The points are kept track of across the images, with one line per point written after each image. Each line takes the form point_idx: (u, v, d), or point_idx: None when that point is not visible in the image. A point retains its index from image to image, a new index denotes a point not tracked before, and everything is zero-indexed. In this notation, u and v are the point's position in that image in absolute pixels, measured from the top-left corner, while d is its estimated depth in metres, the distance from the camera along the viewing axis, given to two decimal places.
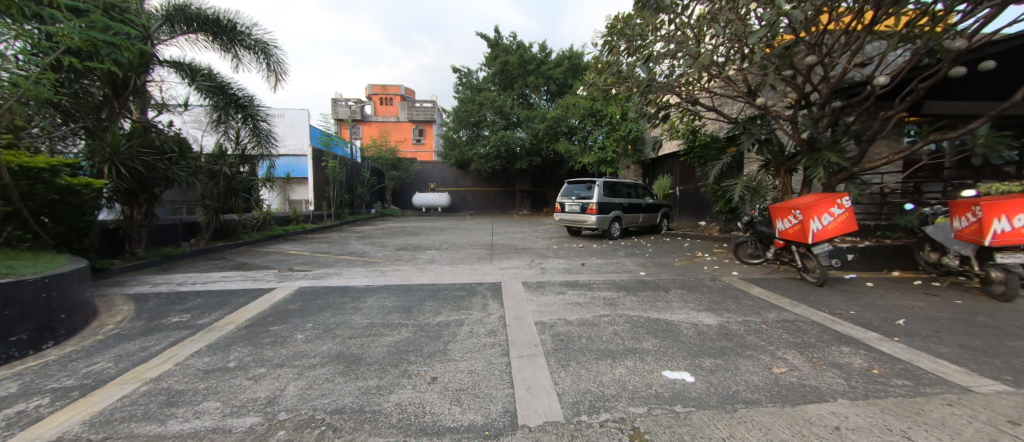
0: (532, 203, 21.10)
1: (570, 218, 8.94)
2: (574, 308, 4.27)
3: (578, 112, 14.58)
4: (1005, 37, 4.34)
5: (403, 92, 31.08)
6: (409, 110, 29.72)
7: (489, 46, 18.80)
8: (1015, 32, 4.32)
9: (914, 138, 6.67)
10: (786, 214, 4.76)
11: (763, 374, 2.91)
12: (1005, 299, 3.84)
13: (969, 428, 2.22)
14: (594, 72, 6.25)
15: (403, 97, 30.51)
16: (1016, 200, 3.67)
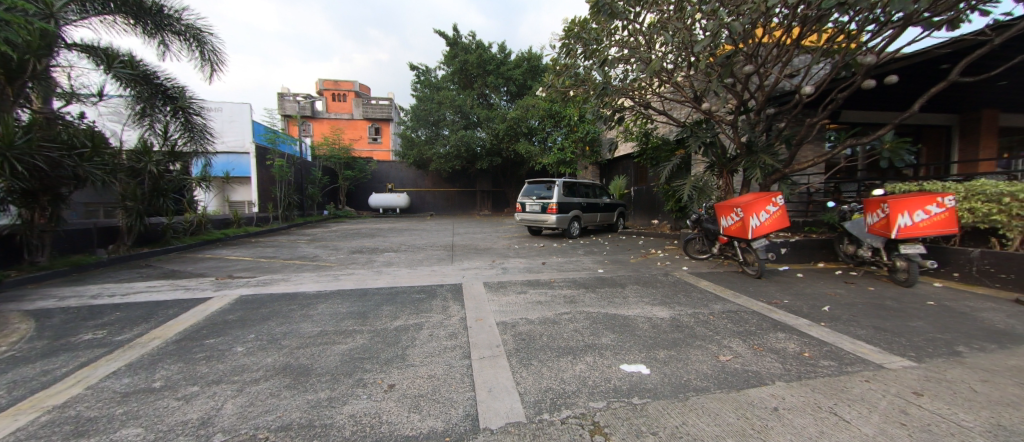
0: (493, 203, 21.10)
1: (531, 218, 9.02)
2: (535, 307, 4.29)
3: (536, 113, 14.80)
4: (904, 55, 4.96)
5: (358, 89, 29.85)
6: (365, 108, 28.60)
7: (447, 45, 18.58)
8: (912, 51, 4.95)
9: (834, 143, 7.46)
10: (729, 212, 5.12)
11: (711, 362, 3.08)
12: (907, 284, 4.39)
13: (884, 401, 2.49)
14: (552, 74, 6.44)
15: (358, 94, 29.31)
16: (913, 197, 4.21)
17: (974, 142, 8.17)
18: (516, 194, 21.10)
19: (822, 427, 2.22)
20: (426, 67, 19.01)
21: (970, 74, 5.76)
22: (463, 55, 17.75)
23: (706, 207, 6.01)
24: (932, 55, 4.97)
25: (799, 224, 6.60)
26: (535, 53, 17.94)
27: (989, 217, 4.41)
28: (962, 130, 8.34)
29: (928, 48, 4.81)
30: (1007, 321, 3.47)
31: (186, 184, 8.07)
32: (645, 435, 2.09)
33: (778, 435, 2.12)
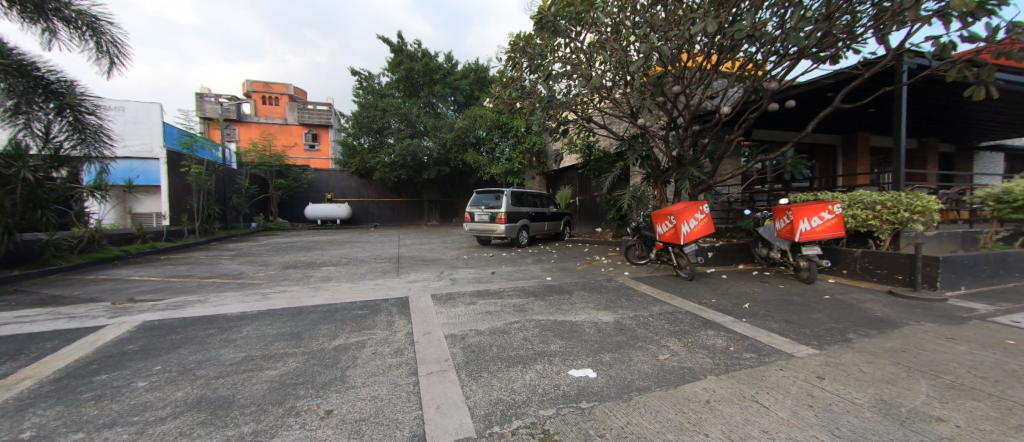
0: (441, 213, 20.82)
1: (480, 228, 8.99)
2: (484, 318, 4.23)
3: (485, 123, 14.94)
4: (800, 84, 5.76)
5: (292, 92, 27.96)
6: (302, 112, 26.70)
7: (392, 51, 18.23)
8: (805, 80, 5.76)
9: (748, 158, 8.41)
10: (663, 219, 5.52)
11: (652, 362, 3.25)
12: (808, 281, 5.02)
13: (795, 387, 2.80)
14: (499, 85, 6.55)
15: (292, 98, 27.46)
16: (811, 205, 4.86)
17: (854, 159, 9.70)
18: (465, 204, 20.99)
19: (746, 414, 2.44)
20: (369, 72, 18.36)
21: (849, 102, 6.84)
22: (409, 62, 17.47)
23: (644, 215, 6.39)
24: (821, 85, 5.82)
25: (722, 230, 7.37)
26: (482, 64, 18.23)
27: (867, 221, 5.21)
28: (844, 148, 9.86)
29: (817, 79, 5.63)
30: (884, 309, 4.10)
31: (75, 194, 6.99)
32: (592, 438, 2.13)
33: (711, 427, 2.28)
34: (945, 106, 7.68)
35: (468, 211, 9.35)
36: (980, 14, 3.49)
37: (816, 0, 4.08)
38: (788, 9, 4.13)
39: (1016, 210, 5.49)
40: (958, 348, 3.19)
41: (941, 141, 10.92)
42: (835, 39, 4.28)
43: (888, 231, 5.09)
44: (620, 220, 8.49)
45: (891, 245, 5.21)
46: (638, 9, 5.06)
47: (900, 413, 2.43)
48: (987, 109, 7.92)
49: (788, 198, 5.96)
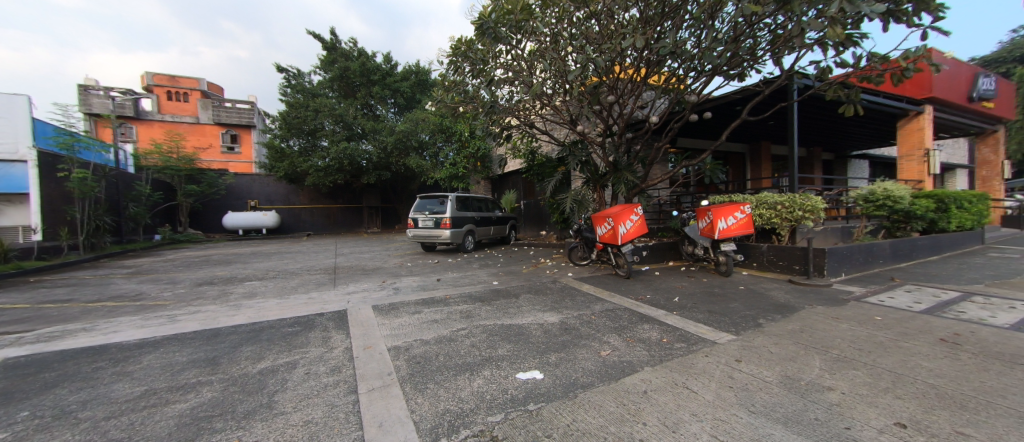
0: (381, 220, 20.27)
1: (424, 234, 8.75)
2: (429, 326, 4.09)
3: (427, 126, 14.66)
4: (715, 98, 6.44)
5: (204, 88, 25.02)
6: (216, 110, 23.79)
7: (325, 49, 17.19)
8: (719, 95, 6.47)
9: (675, 164, 9.20)
10: (602, 222, 5.80)
11: (595, 358, 3.37)
12: (726, 274, 5.59)
13: (718, 371, 3.09)
14: (441, 89, 6.50)
15: (205, 94, 24.56)
16: (728, 206, 5.44)
17: (759, 165, 11.08)
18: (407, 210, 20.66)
19: (678, 401, 2.62)
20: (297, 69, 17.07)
21: (755, 115, 7.79)
22: (343, 61, 16.57)
23: (585, 218, 6.68)
24: (731, 99, 6.56)
25: (655, 230, 7.97)
26: (422, 67, 17.86)
27: (771, 220, 5.93)
28: (751, 156, 11.22)
29: (729, 94, 6.33)
30: (787, 296, 4.70)
31: None
32: (540, 440, 2.15)
33: (648, 416, 2.43)
34: (827, 121, 9.09)
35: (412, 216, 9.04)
36: (847, 45, 4.18)
37: (725, 24, 4.59)
38: (703, 30, 4.60)
39: (878, 208, 6.62)
40: (842, 326, 3.76)
41: (823, 150, 12.92)
42: (741, 59, 4.85)
43: (786, 228, 5.84)
44: (562, 223, 8.80)
45: (789, 239, 5.98)
46: (574, 21, 5.30)
47: (802, 387, 2.78)
48: (856, 124, 9.51)
49: (709, 200, 6.61)
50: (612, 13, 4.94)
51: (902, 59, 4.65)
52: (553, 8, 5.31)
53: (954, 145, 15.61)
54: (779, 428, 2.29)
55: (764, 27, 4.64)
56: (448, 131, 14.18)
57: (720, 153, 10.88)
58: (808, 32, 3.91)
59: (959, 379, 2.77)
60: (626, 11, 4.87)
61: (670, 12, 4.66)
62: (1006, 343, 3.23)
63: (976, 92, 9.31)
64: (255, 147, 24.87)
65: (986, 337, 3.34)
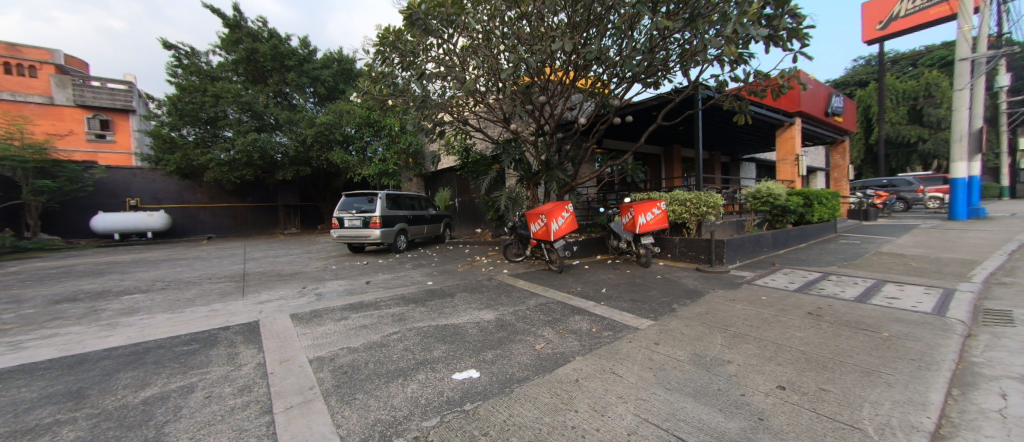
0: (301, 220, 18.80)
1: (351, 234, 8.19)
2: (357, 333, 3.82)
3: (352, 119, 13.54)
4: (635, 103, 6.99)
5: (60, 61, 20.50)
6: (77, 89, 19.49)
7: (226, 26, 15.09)
8: (638, 100, 7.03)
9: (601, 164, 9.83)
10: (535, 218, 5.98)
11: (530, 353, 3.45)
12: (645, 265, 6.12)
13: (641, 354, 3.35)
14: (367, 80, 6.15)
15: (61, 69, 20.13)
16: (646, 202, 6.02)
17: (672, 166, 12.33)
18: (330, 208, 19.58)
19: (606, 386, 2.80)
20: (191, 47, 14.78)
21: (669, 120, 8.64)
22: (249, 42, 14.72)
23: (519, 215, 6.82)
24: (649, 105, 7.18)
25: (584, 226, 8.42)
26: (346, 55, 16.48)
27: (682, 215, 6.63)
28: (665, 158, 12.44)
29: (646, 100, 6.92)
30: (696, 282, 5.28)
31: None
32: (476, 439, 2.13)
33: (580, 403, 2.54)
34: (725, 128, 10.42)
35: (337, 215, 8.40)
36: (739, 62, 4.81)
37: (642, 35, 4.97)
38: (623, 40, 4.95)
39: (763, 204, 7.80)
40: (738, 306, 4.34)
41: (722, 153, 14.83)
42: (656, 69, 5.31)
43: (694, 222, 6.58)
44: (497, 221, 8.89)
45: (696, 232, 6.74)
46: (506, 20, 5.34)
47: (709, 363, 3.14)
48: (747, 131, 11.04)
49: (631, 197, 7.16)
50: (543, 16, 5.10)
51: (779, 77, 5.48)
52: (485, 5, 5.31)
53: (817, 151, 18.98)
54: (689, 401, 2.57)
55: (675, 41, 5.14)
56: (375, 128, 13.47)
57: (640, 154, 11.88)
58: (708, 48, 4.41)
59: (821, 344, 3.37)
60: (555, 15, 5.03)
61: (595, 20, 4.93)
62: (854, 312, 4.00)
63: (832, 108, 11.38)
64: (135, 134, 20.95)
65: (840, 309, 4.11)
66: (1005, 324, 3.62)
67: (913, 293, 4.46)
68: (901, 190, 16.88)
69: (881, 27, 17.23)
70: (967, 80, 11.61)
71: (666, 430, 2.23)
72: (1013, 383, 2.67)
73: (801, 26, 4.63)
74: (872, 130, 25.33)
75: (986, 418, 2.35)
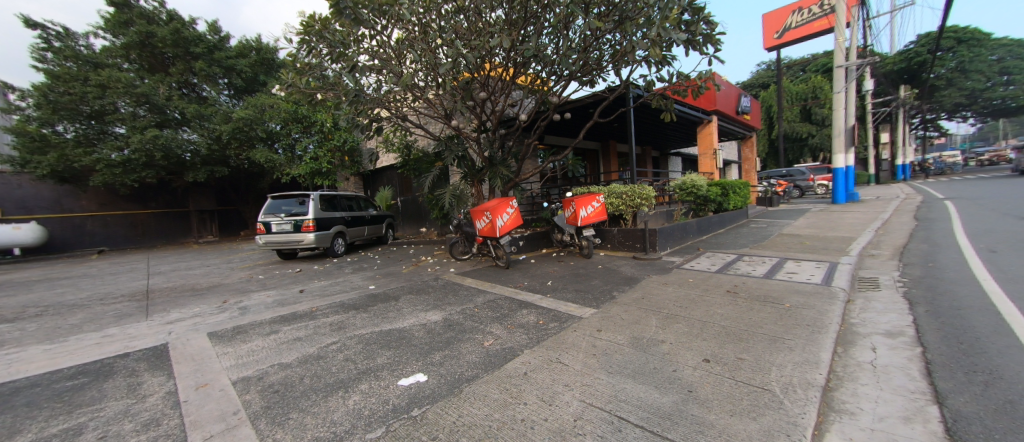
0: (220, 226, 16.95)
1: (281, 240, 7.53)
2: (290, 346, 3.52)
3: (275, 115, 12.15)
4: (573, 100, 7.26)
5: None
6: None
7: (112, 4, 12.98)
8: (576, 98, 7.32)
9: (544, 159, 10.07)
10: (480, 216, 5.97)
11: (479, 350, 3.44)
12: (587, 256, 6.42)
13: (586, 342, 3.49)
14: (292, 71, 5.70)
15: None
16: (585, 196, 6.33)
17: (608, 160, 13.03)
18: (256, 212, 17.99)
19: (553, 376, 2.88)
20: (64, 27, 12.49)
21: (604, 117, 9.12)
22: (143, 24, 12.84)
23: (464, 212, 6.79)
24: (586, 102, 7.49)
25: (529, 221, 8.60)
26: (266, 43, 15.12)
27: (619, 207, 7.03)
28: (602, 153, 13.10)
29: (583, 98, 7.21)
30: (634, 269, 5.65)
31: None
32: None
33: (528, 395, 2.59)
34: (653, 125, 11.22)
35: (263, 219, 7.65)
36: (664, 64, 5.17)
37: (577, 34, 5.16)
38: (559, 39, 5.12)
39: (688, 194, 8.60)
40: (669, 289, 4.72)
41: (652, 149, 15.98)
42: (590, 68, 5.53)
43: (629, 213, 7.02)
44: (442, 219, 8.76)
45: (632, 222, 7.19)
46: (442, 13, 5.27)
47: (646, 344, 3.37)
48: (673, 128, 11.99)
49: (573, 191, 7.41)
50: (480, 11, 5.10)
51: (697, 79, 6.01)
52: None
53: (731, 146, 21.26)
54: (629, 381, 2.74)
55: (607, 42, 5.40)
56: (306, 126, 12.40)
57: (579, 149, 12.38)
58: (636, 50, 4.71)
59: (737, 318, 3.79)
60: (492, 11, 5.06)
61: (531, 18, 5.03)
62: (763, 287, 4.55)
63: (741, 108, 12.79)
64: None
65: (752, 285, 4.65)
66: (874, 288, 4.36)
67: (807, 268, 5.19)
68: (797, 179, 19.54)
69: (778, 36, 19.67)
70: (842, 84, 13.49)
71: (609, 411, 2.35)
72: (881, 338, 3.22)
73: (713, 32, 5.11)
74: (774, 127, 28.94)
75: (861, 369, 2.81)
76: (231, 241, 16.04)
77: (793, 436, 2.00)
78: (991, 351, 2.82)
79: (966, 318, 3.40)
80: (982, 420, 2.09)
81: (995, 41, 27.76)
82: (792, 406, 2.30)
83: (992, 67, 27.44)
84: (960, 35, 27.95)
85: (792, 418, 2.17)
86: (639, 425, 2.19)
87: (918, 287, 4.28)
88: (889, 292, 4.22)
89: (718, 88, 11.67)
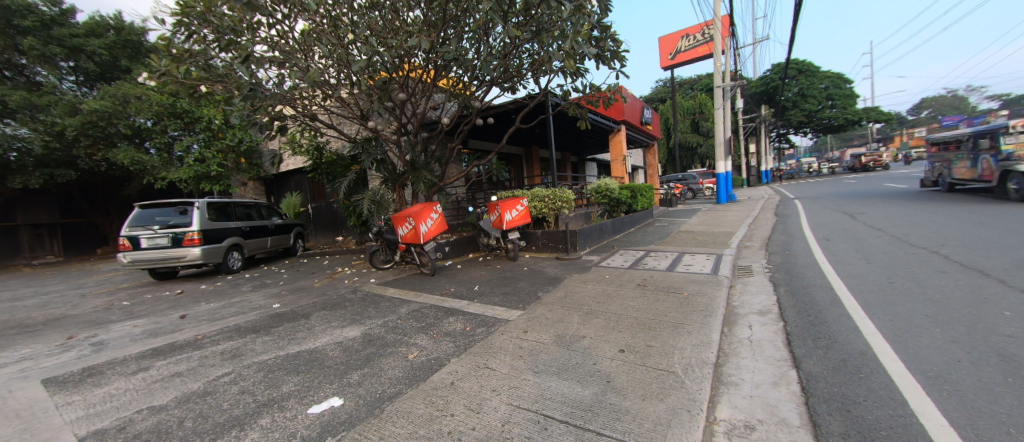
0: (64, 245, 13.78)
1: (157, 256, 6.35)
2: (170, 384, 2.95)
3: (143, 107, 10.20)
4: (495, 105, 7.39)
5: None
6: None
7: None
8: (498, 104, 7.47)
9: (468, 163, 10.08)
10: (403, 222, 5.73)
11: (402, 364, 3.26)
12: (513, 258, 6.55)
13: (512, 344, 3.55)
14: (167, 57, 4.92)
15: None
16: (510, 199, 6.47)
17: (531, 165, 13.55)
18: (119, 224, 14.84)
19: (481, 382, 2.86)
20: None
21: (525, 123, 9.45)
22: None
23: (385, 219, 6.51)
24: (509, 108, 7.68)
25: (455, 226, 8.52)
26: (129, 22, 12.59)
27: (542, 210, 7.33)
28: (524, 158, 13.59)
29: (505, 104, 7.39)
30: (558, 269, 5.92)
31: None
32: None
33: (455, 405, 2.53)
34: (569, 132, 11.97)
35: (128, 233, 6.38)
36: (578, 75, 5.52)
37: (498, 41, 5.26)
38: (479, 45, 5.17)
39: (603, 197, 9.33)
40: (587, 286, 5.03)
41: (571, 154, 17.02)
42: (510, 75, 5.68)
43: (551, 216, 7.36)
44: (361, 226, 8.25)
45: (554, 224, 7.55)
46: (354, 7, 5.00)
47: (568, 341, 3.53)
48: (588, 135, 12.91)
49: (498, 195, 7.51)
50: (396, 9, 4.96)
51: (608, 91, 6.53)
52: None
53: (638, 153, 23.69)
54: (554, 379, 2.84)
55: (526, 51, 5.60)
56: (188, 123, 10.75)
57: (502, 154, 12.67)
58: (552, 60, 4.94)
59: (645, 309, 4.18)
60: (410, 10, 4.96)
61: (450, 21, 4.98)
62: (666, 279, 5.11)
63: (645, 119, 14.31)
64: None
65: (656, 278, 5.18)
66: (748, 274, 5.19)
67: (700, 260, 5.95)
68: (690, 182, 22.47)
69: (671, 57, 22.27)
70: (721, 102, 15.80)
71: (536, 411, 2.40)
72: (755, 317, 3.82)
73: (619, 49, 5.61)
74: (671, 136, 33.00)
75: (742, 344, 3.30)
76: (82, 262, 13.02)
77: (693, 410, 2.25)
78: (829, 320, 3.52)
79: (812, 294, 4.20)
80: (825, 378, 2.59)
81: (823, 73, 35.35)
82: (692, 384, 2.60)
83: (822, 93, 34.73)
84: (800, 66, 35.08)
85: (692, 395, 2.44)
86: (564, 420, 2.27)
87: (779, 271, 5.19)
88: (759, 277, 5.05)
89: (625, 101, 12.90)
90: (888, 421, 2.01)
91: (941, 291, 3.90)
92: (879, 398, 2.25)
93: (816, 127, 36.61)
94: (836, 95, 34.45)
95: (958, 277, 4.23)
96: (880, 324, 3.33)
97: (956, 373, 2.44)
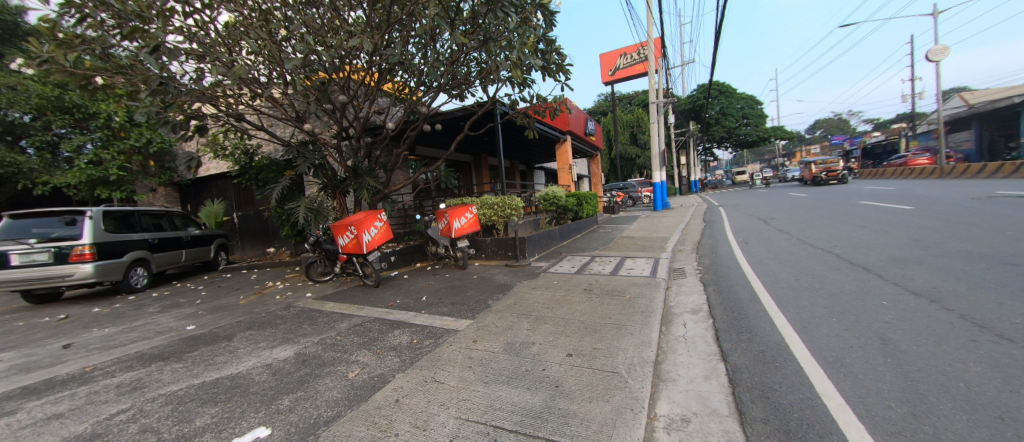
0: None
1: (35, 275, 5.33)
2: (47, 428, 2.45)
3: (18, 99, 8.58)
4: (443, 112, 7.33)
5: None
6: None
7: None
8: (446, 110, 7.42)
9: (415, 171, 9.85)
10: (344, 231, 5.42)
11: (341, 384, 3.04)
12: (461, 267, 6.46)
13: (460, 355, 3.47)
14: (50, 41, 4.22)
15: None
16: (460, 206, 6.43)
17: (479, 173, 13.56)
18: None
19: (427, 397, 2.75)
20: None
21: (473, 131, 9.48)
22: None
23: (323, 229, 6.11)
24: (457, 115, 7.64)
25: (402, 235, 8.22)
26: None
27: (491, 218, 7.35)
28: (473, 166, 13.57)
29: (453, 111, 7.35)
30: (507, 277, 5.95)
31: None
32: None
33: (399, 425, 2.40)
34: (517, 141, 12.20)
35: None
36: (524, 85, 5.65)
37: (445, 48, 5.24)
38: (426, 50, 5.10)
39: (551, 205, 9.60)
40: (535, 293, 5.10)
41: (519, 163, 17.35)
42: (458, 82, 5.66)
43: (500, 223, 7.40)
44: (297, 236, 7.67)
45: (503, 232, 7.58)
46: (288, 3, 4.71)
47: (517, 349, 3.52)
48: (535, 145, 13.26)
49: (447, 203, 7.40)
50: (335, 8, 4.75)
51: (554, 102, 6.76)
52: None
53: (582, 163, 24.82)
54: (503, 388, 2.81)
55: (474, 60, 5.64)
56: (80, 120, 9.31)
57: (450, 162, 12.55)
58: (499, 70, 5.01)
59: (589, 312, 4.33)
60: (350, 10, 4.77)
61: (394, 24, 4.86)
62: (609, 283, 5.34)
63: (589, 130, 15.04)
64: None
65: (600, 282, 5.40)
66: (681, 276, 5.60)
67: (639, 264, 6.32)
68: (630, 191, 23.97)
69: (611, 73, 23.67)
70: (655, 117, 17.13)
71: (484, 423, 2.36)
72: (688, 315, 4.12)
73: (563, 62, 5.85)
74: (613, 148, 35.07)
75: (678, 342, 3.53)
76: None
77: (636, 409, 2.34)
78: (750, 315, 3.90)
79: (736, 293, 4.64)
80: (747, 368, 2.85)
81: (741, 94, 39.79)
82: (634, 383, 2.71)
83: (739, 112, 39.07)
84: (722, 88, 39.18)
85: (634, 394, 2.55)
86: (513, 430, 2.25)
87: (708, 272, 5.66)
88: (691, 278, 5.48)
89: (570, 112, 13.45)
90: (799, 404, 2.26)
91: (836, 285, 4.51)
92: (792, 384, 2.52)
93: (735, 142, 41.12)
94: (750, 115, 38.94)
95: (849, 273, 4.91)
96: (790, 316, 3.76)
97: (849, 356, 2.82)
